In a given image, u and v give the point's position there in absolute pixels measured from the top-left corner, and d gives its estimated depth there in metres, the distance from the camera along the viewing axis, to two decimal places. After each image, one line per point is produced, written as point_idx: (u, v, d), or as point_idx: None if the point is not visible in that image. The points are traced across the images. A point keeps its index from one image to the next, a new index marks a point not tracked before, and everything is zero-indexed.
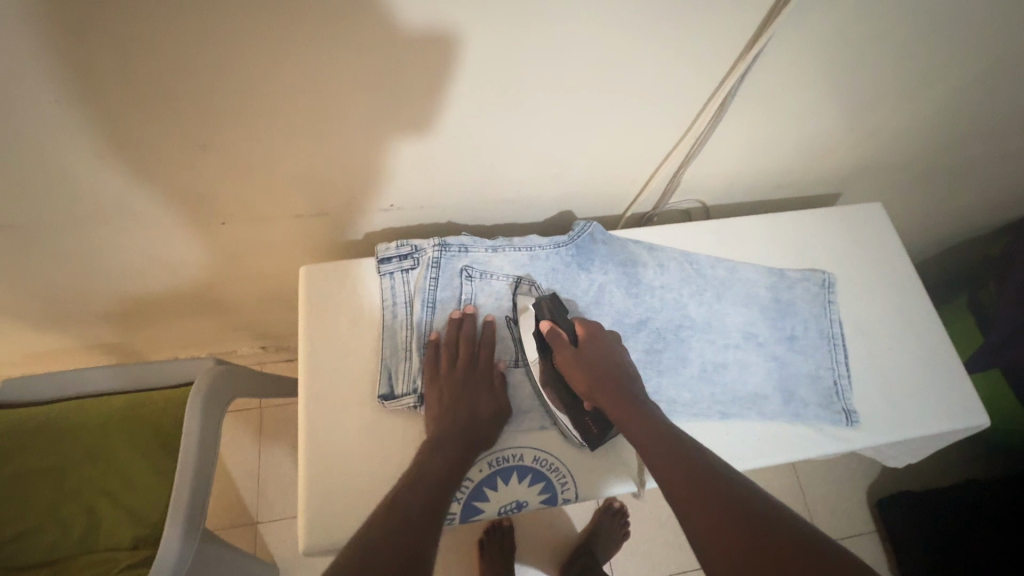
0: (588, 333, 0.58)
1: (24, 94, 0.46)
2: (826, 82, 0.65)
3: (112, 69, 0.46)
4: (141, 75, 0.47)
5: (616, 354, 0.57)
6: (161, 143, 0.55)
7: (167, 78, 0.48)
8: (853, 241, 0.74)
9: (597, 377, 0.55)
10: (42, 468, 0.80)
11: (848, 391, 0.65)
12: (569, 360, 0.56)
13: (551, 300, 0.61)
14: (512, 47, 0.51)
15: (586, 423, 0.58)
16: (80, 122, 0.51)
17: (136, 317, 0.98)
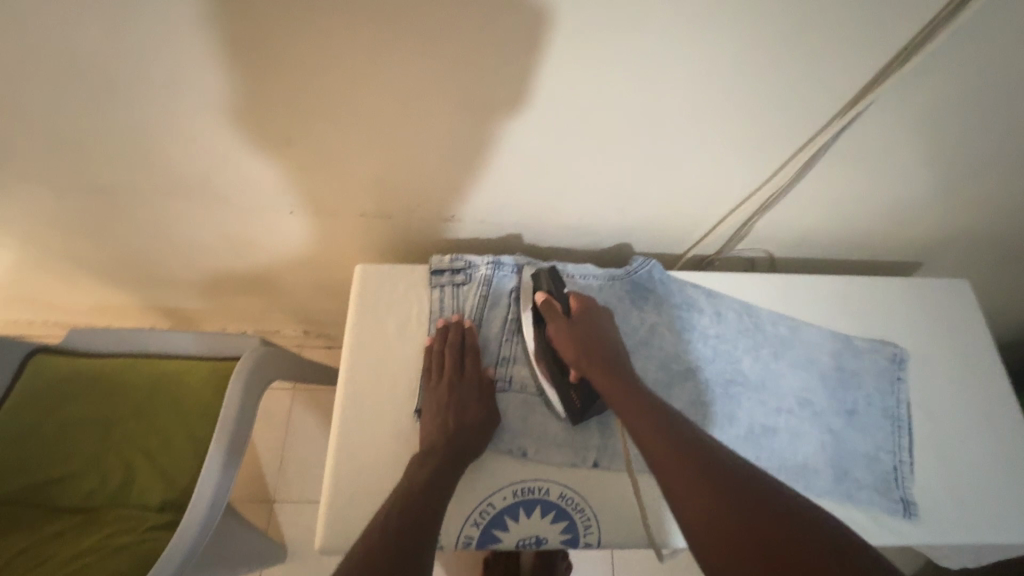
0: (580, 306, 0.60)
1: (143, 68, 0.51)
2: (926, 148, 0.61)
3: (222, 51, 0.49)
4: (246, 60, 0.50)
5: (607, 329, 0.59)
6: (252, 129, 0.58)
7: (267, 65, 0.50)
8: (931, 317, 0.69)
9: (587, 347, 0.57)
10: (91, 417, 0.84)
11: (909, 479, 0.59)
12: (560, 327, 0.58)
13: (550, 273, 0.63)
14: (599, 74, 0.51)
15: (571, 396, 0.58)
16: (182, 97, 0.54)
17: (196, 286, 1.03)
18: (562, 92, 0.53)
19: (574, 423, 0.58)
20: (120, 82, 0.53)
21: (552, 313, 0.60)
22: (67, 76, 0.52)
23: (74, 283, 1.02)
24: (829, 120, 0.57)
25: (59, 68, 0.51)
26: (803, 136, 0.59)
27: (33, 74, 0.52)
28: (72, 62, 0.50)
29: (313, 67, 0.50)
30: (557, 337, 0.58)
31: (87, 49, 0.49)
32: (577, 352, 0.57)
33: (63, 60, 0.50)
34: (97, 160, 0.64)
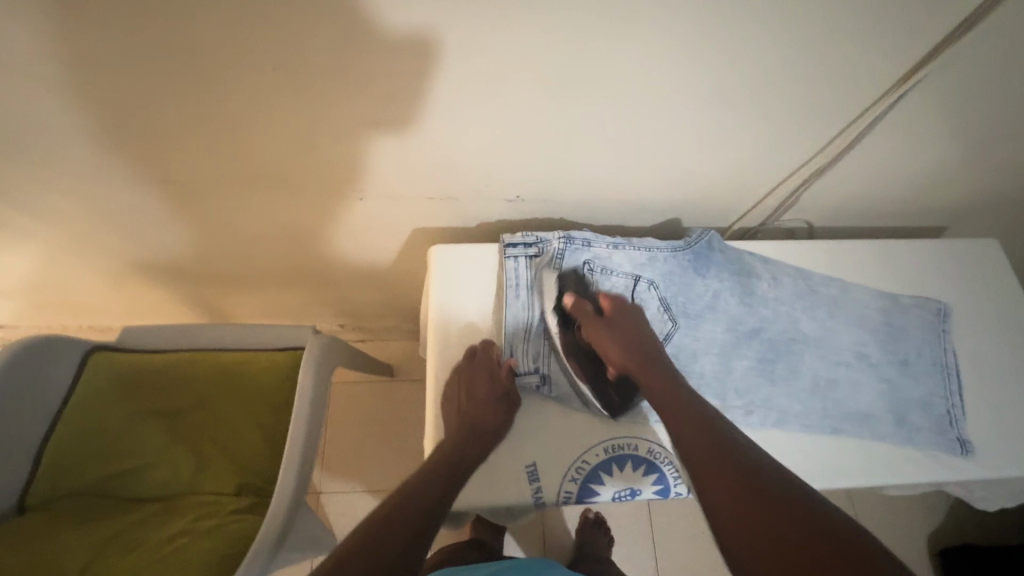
0: (612, 304, 0.65)
1: (250, 57, 0.54)
2: (963, 115, 0.66)
3: (333, 32, 0.51)
4: (353, 39, 0.52)
5: (642, 329, 0.63)
6: (344, 108, 0.61)
7: (373, 45, 0.53)
8: (967, 272, 0.74)
9: (629, 348, 0.61)
10: (159, 411, 0.85)
11: (961, 421, 0.65)
12: (598, 328, 0.62)
13: (576, 275, 0.66)
14: (677, 53, 0.55)
15: (609, 393, 0.62)
16: (282, 75, 0.56)
17: (243, 279, 1.05)
18: (647, 63, 0.56)
19: (615, 418, 0.62)
20: (225, 61, 0.54)
21: (587, 314, 0.63)
22: (173, 59, 0.54)
23: (119, 281, 1.03)
24: (885, 89, 0.62)
25: (168, 50, 0.53)
26: (860, 105, 0.64)
27: (140, 56, 0.53)
28: (183, 42, 0.52)
29: (417, 47, 0.53)
30: (598, 341, 0.62)
31: (200, 30, 0.51)
32: (620, 352, 0.61)
33: (175, 41, 0.52)
34: (182, 142, 0.66)
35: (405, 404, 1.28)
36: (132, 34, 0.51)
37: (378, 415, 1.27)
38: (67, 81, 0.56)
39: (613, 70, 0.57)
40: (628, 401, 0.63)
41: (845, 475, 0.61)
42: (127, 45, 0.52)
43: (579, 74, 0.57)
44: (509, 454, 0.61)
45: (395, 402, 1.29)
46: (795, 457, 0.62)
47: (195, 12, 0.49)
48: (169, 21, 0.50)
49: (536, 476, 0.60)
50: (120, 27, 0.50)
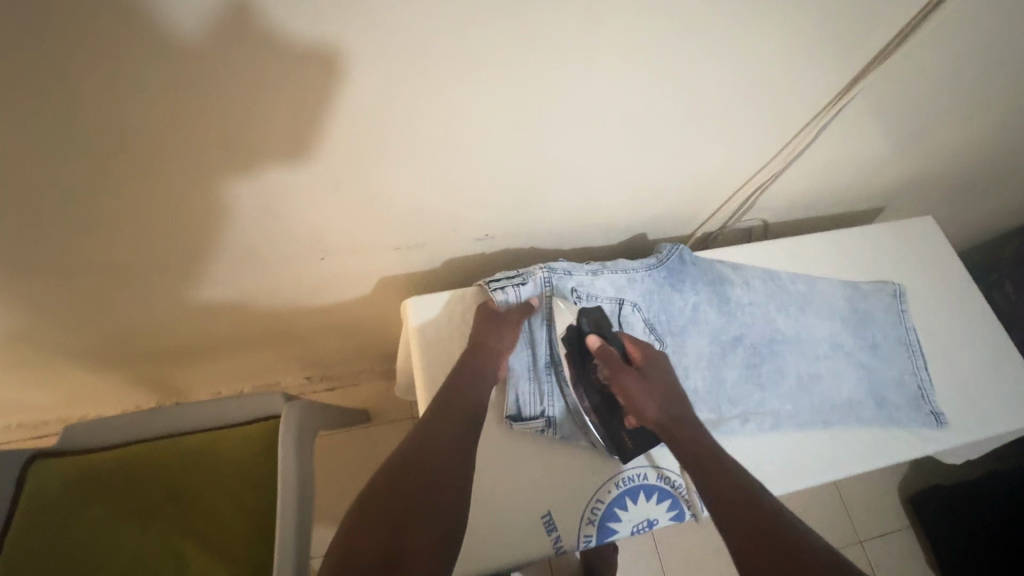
0: (640, 352, 0.63)
1: (191, 131, 0.50)
2: (890, 109, 0.71)
3: (288, 97, 0.48)
4: (310, 101, 0.50)
5: (671, 382, 0.61)
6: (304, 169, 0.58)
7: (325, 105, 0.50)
8: (911, 249, 0.79)
9: (663, 401, 0.58)
10: (124, 515, 0.78)
11: (932, 393, 0.69)
12: (631, 379, 0.60)
13: (598, 318, 0.66)
14: (631, 78, 0.56)
15: (621, 438, 0.62)
16: (233, 146, 0.53)
17: (197, 350, 0.97)
18: (604, 94, 0.57)
19: (625, 462, 0.62)
20: (167, 139, 0.50)
21: (614, 362, 0.61)
22: (107, 142, 0.49)
23: (49, 372, 0.92)
24: (823, 101, 0.67)
25: (100, 134, 0.48)
26: (806, 114, 0.68)
27: (66, 144, 0.48)
28: (119, 125, 0.47)
29: (381, 101, 0.51)
30: (630, 393, 0.59)
31: (138, 109, 0.46)
32: (652, 405, 0.58)
33: (108, 124, 0.47)
34: (119, 222, 0.60)
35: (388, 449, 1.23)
36: (56, 121, 0.46)
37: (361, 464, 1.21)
38: None
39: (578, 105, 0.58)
40: (640, 448, 0.62)
41: (842, 466, 0.64)
42: (50, 135, 0.47)
43: (543, 109, 0.57)
44: (524, 506, 0.59)
45: (378, 448, 1.24)
46: (794, 456, 0.64)
47: (123, 91, 0.44)
48: (100, 104, 0.45)
49: (554, 525, 0.59)
50: (41, 118, 0.45)
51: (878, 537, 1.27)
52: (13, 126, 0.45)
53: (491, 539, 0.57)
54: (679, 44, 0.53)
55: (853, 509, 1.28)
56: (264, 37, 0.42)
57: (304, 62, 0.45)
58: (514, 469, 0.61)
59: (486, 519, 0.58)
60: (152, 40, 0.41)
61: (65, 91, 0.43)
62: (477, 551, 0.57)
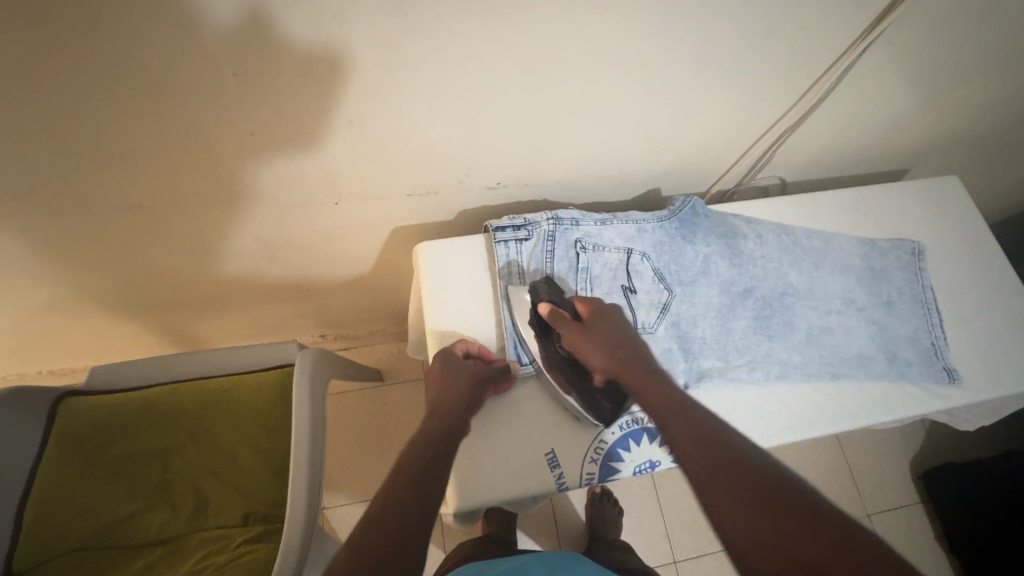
0: (588, 307, 0.61)
1: (208, 69, 0.50)
2: (921, 60, 0.68)
3: (295, 34, 0.48)
4: (318, 41, 0.49)
5: (622, 330, 0.60)
6: (313, 113, 0.58)
7: (340, 43, 0.50)
8: (934, 209, 0.77)
9: (612, 352, 0.58)
10: (145, 452, 0.81)
11: (946, 350, 0.68)
12: (576, 334, 0.59)
13: (547, 282, 0.63)
14: (650, 20, 0.55)
15: (597, 398, 0.61)
16: (243, 89, 0.53)
17: (214, 302, 0.99)
18: (624, 37, 0.56)
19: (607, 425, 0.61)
20: (176, 80, 0.50)
21: (565, 322, 0.60)
22: (123, 78, 0.49)
23: (74, 319, 0.95)
24: (845, 54, 0.65)
25: (110, 72, 0.48)
26: (829, 65, 0.66)
27: (84, 81, 0.49)
28: (130, 63, 0.48)
29: (388, 44, 0.51)
30: (581, 350, 0.59)
31: (148, 46, 0.47)
32: (603, 358, 0.58)
33: (118, 61, 0.47)
34: (134, 167, 0.61)
35: (399, 407, 1.26)
36: (73, 58, 0.46)
37: (373, 421, 1.24)
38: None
39: (588, 54, 0.57)
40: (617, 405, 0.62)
41: (849, 418, 0.64)
42: (68, 71, 0.47)
43: (555, 54, 0.56)
44: (527, 444, 0.61)
45: (390, 405, 1.26)
46: (799, 406, 0.64)
47: (142, 26, 0.45)
48: (118, 38, 0.45)
49: (557, 462, 0.60)
50: (60, 54, 0.45)
51: (886, 511, 1.26)
52: (26, 61, 0.45)
53: (494, 474, 0.59)
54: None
55: (862, 482, 1.28)
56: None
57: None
58: (520, 410, 0.62)
59: (493, 452, 0.60)
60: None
61: (76, 26, 0.43)
62: (482, 485, 0.58)
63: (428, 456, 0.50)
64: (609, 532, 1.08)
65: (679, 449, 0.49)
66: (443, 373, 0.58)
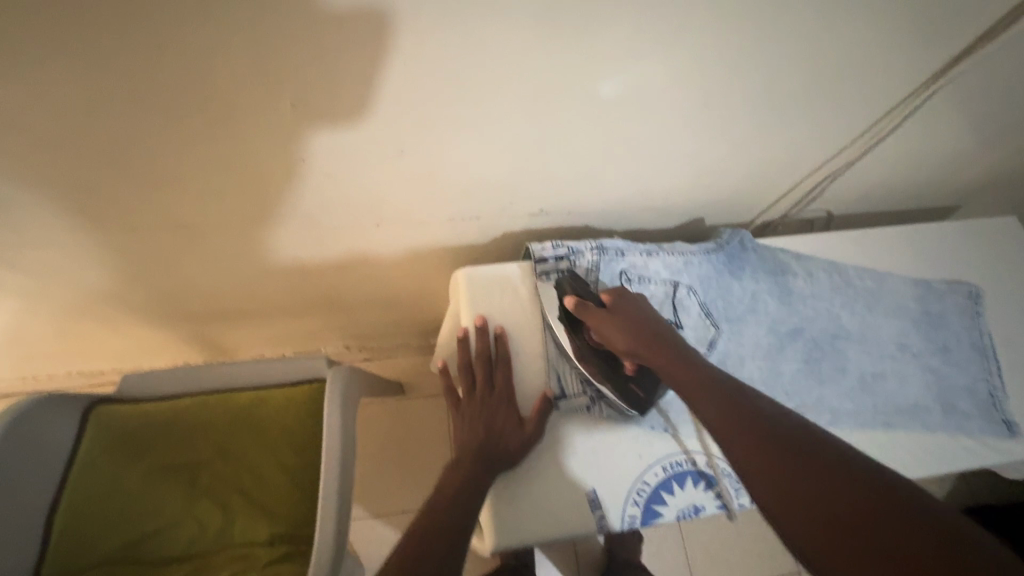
0: (613, 293, 0.60)
1: (268, 87, 0.50)
2: (986, 101, 0.67)
3: (357, 59, 0.48)
4: (379, 64, 0.49)
5: (647, 313, 0.58)
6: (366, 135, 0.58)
7: (402, 68, 0.50)
8: (993, 251, 0.75)
9: (635, 332, 0.56)
10: (176, 464, 0.81)
11: (1005, 402, 0.66)
12: (599, 319, 0.58)
13: (570, 276, 0.63)
14: (716, 53, 0.54)
15: (631, 389, 0.59)
16: (301, 109, 0.53)
17: (246, 314, 0.99)
18: (686, 69, 0.55)
19: (644, 414, 0.60)
20: (239, 98, 0.51)
21: (587, 309, 0.59)
22: (184, 93, 0.50)
23: (108, 324, 0.96)
24: (911, 90, 0.63)
25: (177, 88, 0.49)
26: (893, 101, 0.64)
27: (146, 94, 0.49)
28: (196, 80, 0.48)
29: (448, 70, 0.51)
30: (603, 331, 0.58)
31: (216, 64, 0.47)
32: (627, 339, 0.56)
33: (186, 78, 0.48)
34: (183, 179, 0.61)
35: (421, 423, 1.25)
36: (139, 72, 0.46)
37: (394, 437, 1.23)
38: (59, 127, 0.51)
39: (647, 83, 0.56)
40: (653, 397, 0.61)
41: (903, 470, 0.62)
42: (132, 84, 0.48)
43: (614, 85, 0.56)
44: (568, 484, 0.59)
45: (411, 421, 1.25)
46: None
47: (211, 45, 0.45)
48: (185, 55, 0.46)
49: (598, 504, 0.59)
50: (126, 68, 0.46)
51: None
52: (93, 75, 0.46)
53: (535, 514, 0.57)
54: (763, 20, 0.51)
55: None
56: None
57: (381, 24, 0.45)
58: (562, 448, 0.60)
59: (534, 491, 0.58)
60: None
61: (152, 43, 0.44)
62: (521, 526, 0.57)
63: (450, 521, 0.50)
64: (629, 556, 1.06)
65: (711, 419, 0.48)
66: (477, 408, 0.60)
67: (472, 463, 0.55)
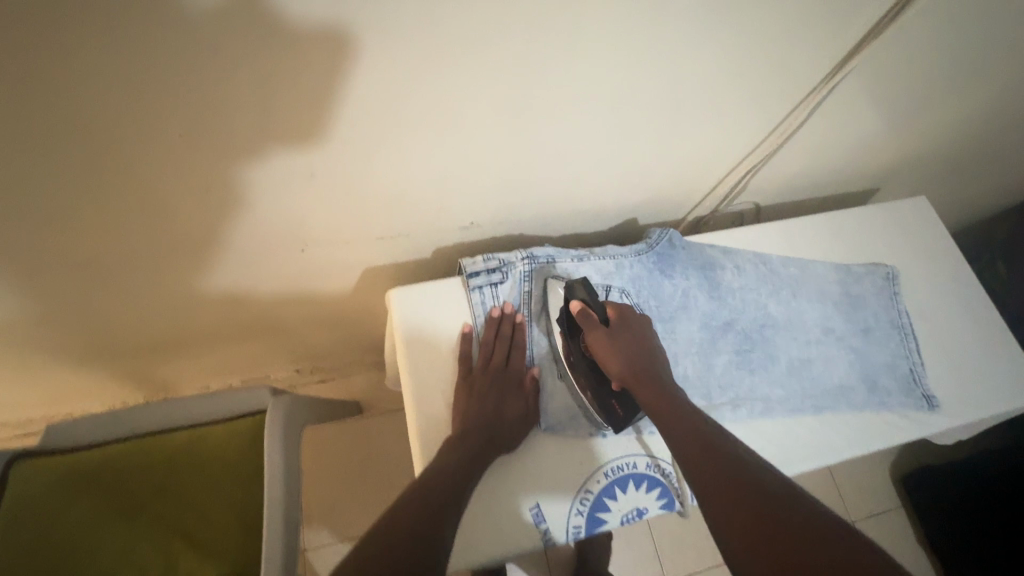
0: (618, 315, 0.61)
1: (153, 124, 0.47)
2: (884, 91, 0.70)
3: (247, 88, 0.46)
4: (273, 91, 0.47)
5: (647, 341, 0.60)
6: (275, 163, 0.55)
7: (296, 96, 0.48)
8: (905, 230, 0.78)
9: (629, 360, 0.57)
10: (114, 510, 0.76)
11: (923, 376, 0.69)
12: (598, 338, 0.59)
13: (585, 283, 0.62)
14: (621, 63, 0.54)
15: (610, 405, 0.60)
16: (197, 141, 0.50)
17: (180, 348, 0.95)
18: (594, 79, 0.55)
19: (615, 432, 0.61)
20: (123, 135, 0.47)
21: (589, 322, 0.60)
22: (59, 138, 0.46)
23: (27, 372, 0.90)
24: (813, 86, 0.65)
25: (47, 130, 0.45)
26: (798, 96, 0.66)
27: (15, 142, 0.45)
28: (70, 123, 0.45)
29: (347, 95, 0.49)
30: (598, 350, 0.58)
31: (88, 105, 0.44)
32: (621, 367, 0.57)
33: (56, 118, 0.44)
34: (80, 225, 0.57)
35: (381, 441, 1.23)
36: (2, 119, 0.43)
37: (354, 457, 1.21)
38: None
39: (561, 92, 0.56)
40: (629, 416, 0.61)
41: (832, 451, 0.64)
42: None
43: (523, 97, 0.55)
44: (511, 501, 0.59)
45: (370, 440, 1.23)
46: (782, 441, 0.64)
47: (80, 87, 0.42)
48: (52, 98, 0.42)
49: (543, 516, 0.58)
50: None
51: (870, 519, 1.28)
52: None
53: (478, 535, 0.57)
54: (666, 24, 0.51)
55: (847, 492, 1.29)
56: (219, 23, 0.40)
57: (267, 52, 0.43)
58: (503, 465, 0.60)
59: (477, 510, 0.58)
60: (98, 26, 0.38)
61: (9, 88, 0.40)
62: (465, 547, 0.56)
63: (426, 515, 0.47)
64: (597, 560, 1.07)
65: (684, 451, 0.49)
66: (483, 394, 0.60)
67: (480, 447, 0.57)
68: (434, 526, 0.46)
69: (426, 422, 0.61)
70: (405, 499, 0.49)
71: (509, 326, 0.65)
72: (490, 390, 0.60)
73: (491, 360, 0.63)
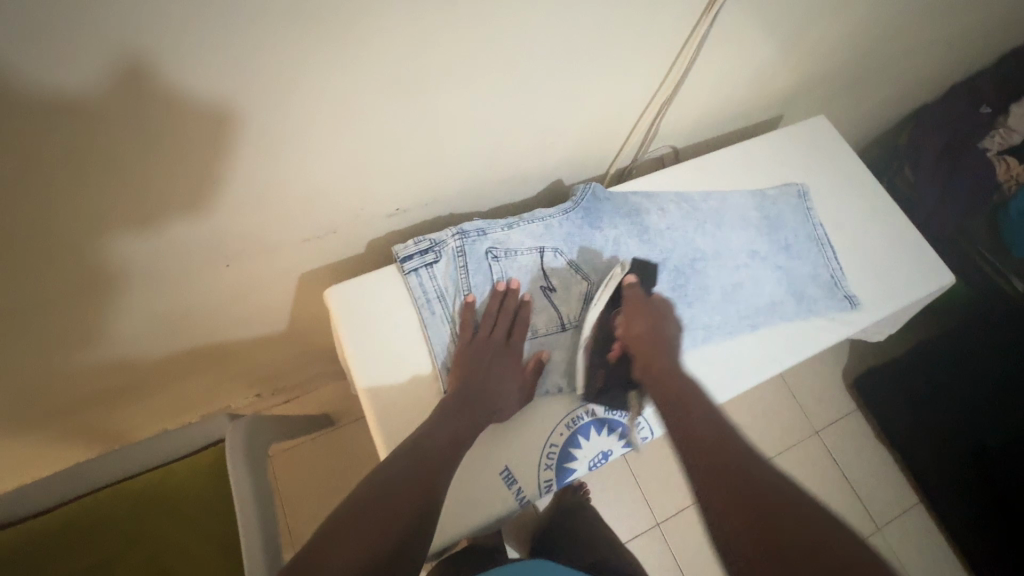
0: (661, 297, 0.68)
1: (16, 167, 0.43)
2: (767, 18, 0.73)
3: (113, 108, 0.43)
4: (144, 108, 0.44)
5: (668, 324, 0.66)
6: (167, 188, 0.52)
7: (171, 109, 0.45)
8: (809, 148, 0.83)
9: (651, 329, 0.65)
10: (77, 574, 0.73)
11: (844, 280, 0.74)
12: (636, 304, 0.67)
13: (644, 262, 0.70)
14: (508, 26, 0.54)
15: (597, 370, 0.65)
16: (72, 186, 0.47)
17: (123, 394, 0.91)
18: (484, 45, 0.55)
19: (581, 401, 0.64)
20: None
21: (635, 294, 0.67)
22: None
23: None
24: (698, 18, 0.66)
25: None
26: (686, 31, 0.68)
27: None
28: None
29: (226, 99, 0.47)
30: (628, 312, 0.66)
31: None
32: (638, 331, 0.65)
33: None
34: None
35: (358, 446, 1.22)
36: None
37: (333, 468, 1.19)
38: None
39: (454, 62, 0.55)
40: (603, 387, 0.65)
41: (772, 364, 0.68)
42: None
43: (416, 74, 0.54)
44: (481, 471, 0.60)
45: (347, 447, 1.22)
46: (725, 362, 0.67)
47: None
48: None
49: (513, 478, 0.60)
50: None
51: (832, 425, 1.37)
52: None
53: (454, 510, 0.58)
54: None
55: (808, 405, 1.38)
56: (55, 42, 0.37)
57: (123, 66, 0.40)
58: None
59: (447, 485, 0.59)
60: None
61: None
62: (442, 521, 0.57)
63: (403, 488, 0.50)
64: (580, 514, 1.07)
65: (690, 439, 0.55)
66: (482, 370, 0.61)
67: (477, 419, 0.58)
68: (427, 498, 0.50)
69: (383, 409, 0.61)
70: (394, 469, 0.52)
71: (513, 300, 0.66)
72: (488, 367, 0.62)
73: (491, 334, 0.64)
